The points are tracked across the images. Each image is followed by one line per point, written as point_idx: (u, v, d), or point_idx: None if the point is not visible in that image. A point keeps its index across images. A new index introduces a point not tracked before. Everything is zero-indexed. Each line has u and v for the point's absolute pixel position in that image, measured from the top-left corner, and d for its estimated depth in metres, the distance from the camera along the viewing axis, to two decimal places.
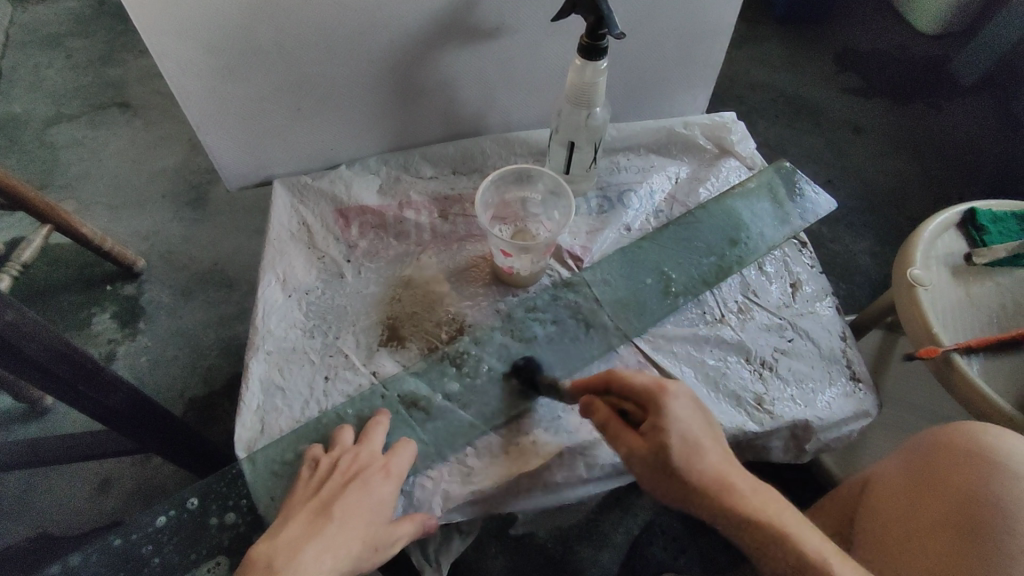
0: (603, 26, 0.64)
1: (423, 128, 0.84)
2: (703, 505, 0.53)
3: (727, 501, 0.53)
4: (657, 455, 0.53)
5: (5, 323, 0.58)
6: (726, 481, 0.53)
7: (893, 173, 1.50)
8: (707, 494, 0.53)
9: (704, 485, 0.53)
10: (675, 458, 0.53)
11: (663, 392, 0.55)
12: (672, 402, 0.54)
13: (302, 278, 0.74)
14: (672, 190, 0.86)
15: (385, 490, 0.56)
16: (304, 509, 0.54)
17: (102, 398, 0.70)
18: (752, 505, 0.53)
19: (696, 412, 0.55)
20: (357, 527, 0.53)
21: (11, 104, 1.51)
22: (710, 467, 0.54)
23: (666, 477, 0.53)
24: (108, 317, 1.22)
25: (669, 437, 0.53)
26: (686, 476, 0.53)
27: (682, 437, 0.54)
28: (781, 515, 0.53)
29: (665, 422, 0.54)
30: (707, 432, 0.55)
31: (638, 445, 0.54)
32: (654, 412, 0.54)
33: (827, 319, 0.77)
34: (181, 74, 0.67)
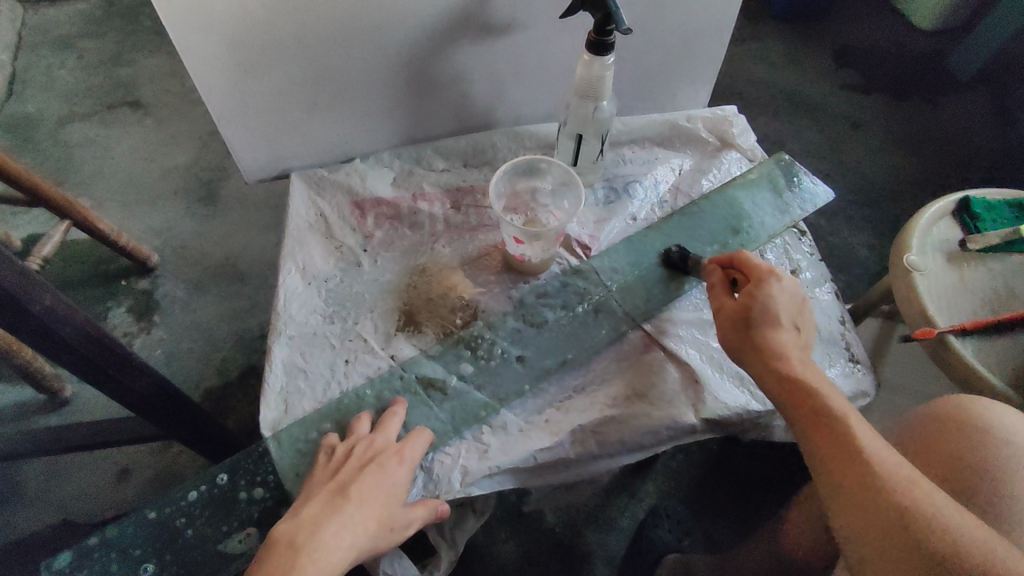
0: (611, 21, 0.67)
1: (436, 121, 0.87)
2: (757, 359, 0.58)
3: (780, 363, 0.57)
4: (741, 313, 0.60)
5: (44, 307, 0.61)
6: (787, 352, 0.58)
7: (891, 167, 1.53)
8: (764, 353, 0.58)
9: (768, 346, 0.58)
10: (753, 316, 0.59)
11: (772, 271, 0.62)
12: (776, 278, 0.61)
13: (321, 266, 0.76)
14: (676, 181, 0.89)
15: (399, 475, 0.58)
16: (323, 489, 0.56)
17: (129, 382, 0.73)
18: (799, 369, 0.56)
19: (794, 296, 0.61)
20: (374, 507, 0.55)
21: (25, 105, 1.54)
22: (781, 338, 0.58)
23: (739, 328, 0.60)
24: (123, 311, 1.25)
25: (756, 301, 0.60)
26: (755, 331, 0.59)
27: (768, 304, 0.60)
28: (831, 388, 0.56)
29: (760, 289, 0.60)
30: (793, 315, 0.60)
31: (728, 303, 0.62)
32: (756, 283, 0.61)
33: (826, 304, 0.80)
34: (204, 69, 0.70)
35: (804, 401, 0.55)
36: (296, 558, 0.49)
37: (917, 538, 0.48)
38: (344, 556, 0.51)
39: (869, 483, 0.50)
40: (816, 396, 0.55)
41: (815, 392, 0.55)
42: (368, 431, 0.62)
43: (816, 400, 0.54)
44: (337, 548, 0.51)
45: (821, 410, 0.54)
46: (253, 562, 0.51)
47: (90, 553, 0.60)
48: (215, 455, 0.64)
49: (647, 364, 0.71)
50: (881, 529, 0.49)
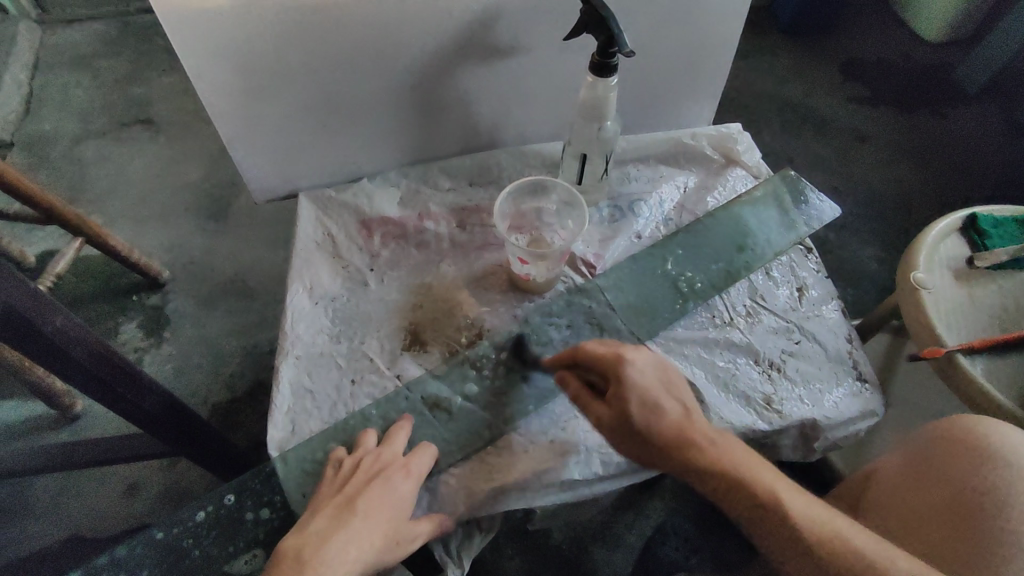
0: (614, 44, 0.68)
1: (442, 141, 0.88)
2: (669, 462, 0.58)
3: (696, 456, 0.56)
4: (622, 421, 0.59)
5: (55, 329, 0.62)
6: (693, 437, 0.57)
7: (898, 180, 1.52)
8: (673, 452, 0.57)
9: (672, 440, 0.58)
10: (641, 421, 0.58)
11: (620, 361, 0.61)
12: (630, 368, 0.60)
13: (328, 286, 0.77)
14: (681, 199, 0.89)
15: (404, 490, 0.59)
16: (330, 504, 0.57)
17: (139, 401, 0.74)
18: (713, 455, 0.56)
19: (655, 375, 0.61)
20: (379, 522, 0.56)
21: (41, 123, 1.57)
22: (672, 419, 0.59)
23: (628, 431, 0.59)
24: (134, 326, 1.26)
25: (630, 400, 0.59)
26: (648, 434, 0.58)
27: (642, 398, 0.59)
28: (748, 462, 0.56)
29: (624, 387, 0.59)
30: (664, 394, 0.60)
31: (605, 414, 0.60)
32: (614, 386, 0.60)
33: (832, 322, 0.80)
34: (216, 95, 0.72)
35: (730, 487, 0.55)
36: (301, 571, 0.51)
37: None
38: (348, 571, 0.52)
39: (817, 561, 0.51)
40: (734, 483, 0.55)
41: (738, 479, 0.55)
42: (375, 445, 0.63)
43: (745, 487, 0.54)
44: (344, 563, 0.52)
45: (747, 498, 0.54)
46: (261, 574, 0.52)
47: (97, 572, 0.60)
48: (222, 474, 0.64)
49: None
50: None
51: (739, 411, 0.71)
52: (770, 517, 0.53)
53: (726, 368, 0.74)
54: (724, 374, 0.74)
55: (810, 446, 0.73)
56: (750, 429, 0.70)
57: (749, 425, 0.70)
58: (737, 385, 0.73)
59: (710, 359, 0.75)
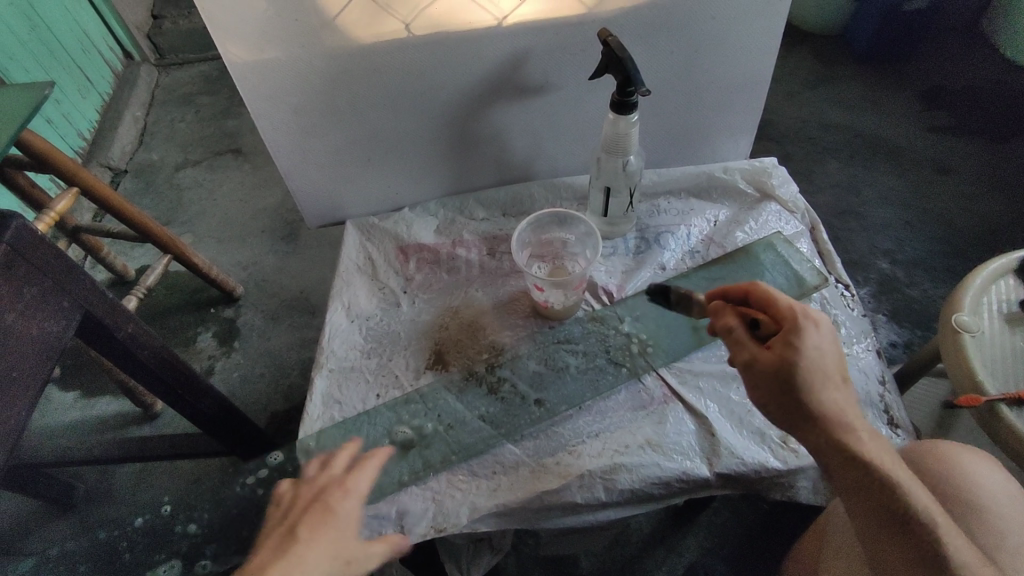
0: (631, 83, 0.71)
1: (479, 174, 0.94)
2: (819, 429, 0.52)
3: (851, 439, 0.51)
4: (783, 375, 0.52)
5: (126, 334, 0.71)
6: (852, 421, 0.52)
7: (978, 214, 1.43)
8: (827, 425, 0.52)
9: (830, 415, 0.52)
10: (805, 382, 0.52)
11: (807, 318, 0.54)
12: (813, 327, 0.53)
13: (364, 306, 0.84)
14: (710, 232, 0.89)
15: (349, 506, 0.51)
16: (270, 536, 0.49)
17: (196, 402, 0.82)
18: (867, 447, 0.51)
19: (833, 344, 0.54)
20: (329, 542, 0.48)
21: (150, 153, 1.78)
22: (837, 395, 0.53)
23: (780, 385, 0.53)
24: (210, 336, 1.39)
25: (805, 359, 0.52)
26: (809, 396, 0.52)
27: (817, 363, 0.52)
28: (896, 465, 0.51)
29: (803, 345, 0.53)
30: (840, 368, 0.54)
31: (764, 358, 0.54)
32: (786, 337, 0.53)
33: (863, 362, 0.77)
34: (274, 132, 0.81)
35: (875, 483, 0.51)
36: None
37: None
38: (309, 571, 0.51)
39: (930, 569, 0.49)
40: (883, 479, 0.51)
41: (888, 479, 0.50)
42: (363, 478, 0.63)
43: (890, 487, 0.50)
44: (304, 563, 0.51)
45: (885, 496, 0.50)
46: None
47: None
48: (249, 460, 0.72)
49: (664, 414, 0.72)
50: None
51: (752, 448, 0.69)
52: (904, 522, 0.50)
53: (741, 403, 0.72)
54: (739, 409, 0.72)
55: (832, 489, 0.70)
56: (763, 466, 0.67)
57: (762, 461, 0.68)
58: (753, 421, 0.71)
59: (725, 393, 0.73)
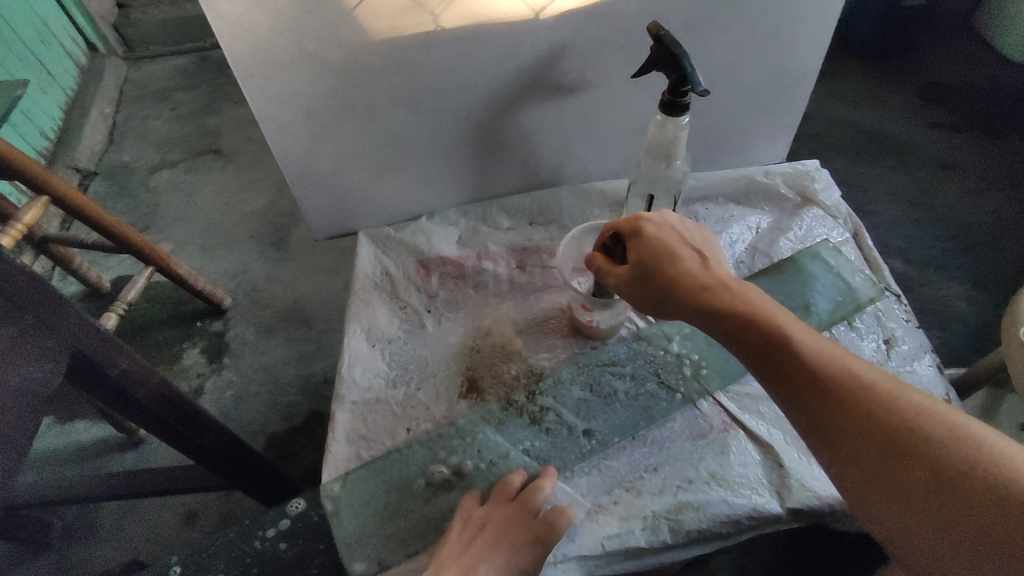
0: (686, 83, 0.64)
1: (503, 179, 0.87)
2: (683, 303, 0.53)
3: (708, 296, 0.52)
4: (634, 271, 0.57)
5: (121, 371, 0.62)
6: (706, 282, 0.53)
7: (989, 212, 1.40)
8: (685, 293, 0.53)
9: (684, 284, 0.53)
10: (650, 267, 0.55)
11: (639, 217, 0.59)
12: (647, 222, 0.58)
13: (386, 328, 0.76)
14: (753, 240, 0.84)
15: (533, 560, 0.57)
16: (456, 562, 0.56)
17: (198, 439, 0.74)
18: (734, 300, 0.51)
19: (677, 231, 0.58)
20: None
21: (122, 153, 1.65)
22: (686, 266, 0.54)
23: (646, 286, 0.56)
24: (198, 351, 1.29)
25: (644, 249, 0.56)
26: (657, 279, 0.55)
27: (656, 247, 0.56)
28: (772, 308, 0.50)
29: (642, 238, 0.57)
30: (686, 247, 0.56)
31: (618, 270, 0.58)
32: (631, 237, 0.58)
33: (928, 379, 0.72)
34: (281, 136, 0.73)
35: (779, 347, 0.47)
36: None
37: (901, 437, 0.41)
38: None
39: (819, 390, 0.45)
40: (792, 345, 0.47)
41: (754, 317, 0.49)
42: (511, 495, 0.62)
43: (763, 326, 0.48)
44: None
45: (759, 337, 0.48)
46: None
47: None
48: (265, 510, 0.64)
49: (726, 443, 0.66)
50: (856, 437, 0.42)
51: (824, 479, 0.63)
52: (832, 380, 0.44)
53: None
54: None
55: None
56: (838, 499, 0.62)
57: (837, 493, 0.62)
58: None
59: (788, 419, 0.68)
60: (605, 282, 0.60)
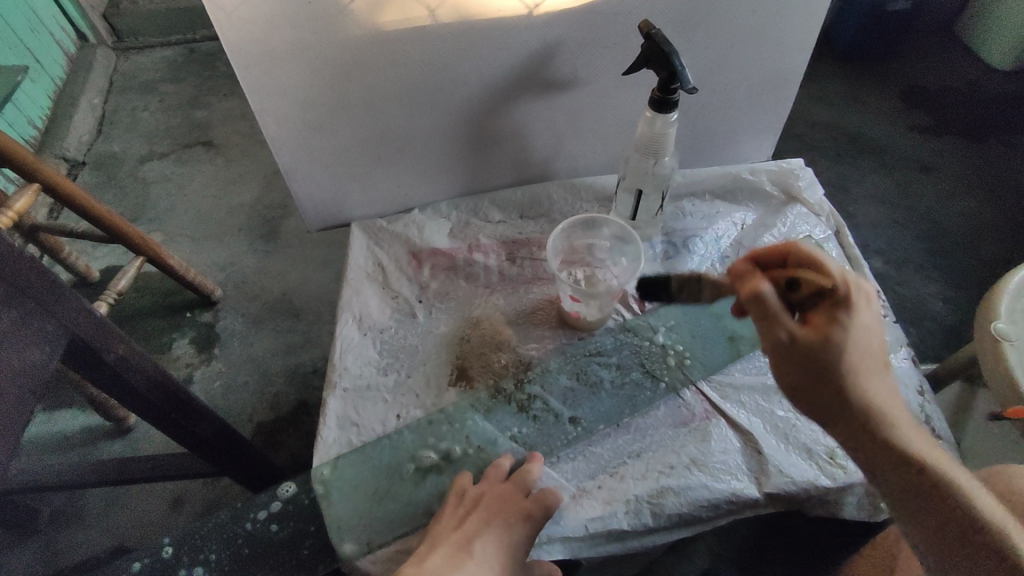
0: (676, 81, 0.66)
1: (494, 173, 0.88)
2: (848, 407, 0.50)
3: (880, 420, 0.50)
4: (821, 355, 0.50)
5: (117, 357, 0.63)
6: (881, 401, 0.51)
7: (966, 214, 1.44)
8: (861, 407, 0.50)
9: (863, 396, 0.50)
10: (841, 366, 0.50)
11: (851, 297, 0.52)
12: (859, 311, 0.51)
13: (377, 317, 0.78)
14: (738, 235, 0.86)
15: (524, 536, 0.57)
16: (450, 539, 0.57)
17: (190, 425, 0.74)
18: (902, 429, 0.50)
19: (874, 326, 0.52)
20: (496, 566, 0.55)
21: (111, 144, 1.65)
22: (869, 380, 0.51)
23: (820, 374, 0.50)
24: (186, 342, 1.30)
25: (844, 336, 0.50)
26: (843, 377, 0.50)
27: (858, 346, 0.50)
28: (928, 445, 0.50)
29: (846, 326, 0.50)
30: (878, 350, 0.52)
31: (802, 334, 0.50)
32: (833, 316, 0.51)
33: (903, 372, 0.74)
34: (277, 127, 0.74)
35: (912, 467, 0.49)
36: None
37: None
38: None
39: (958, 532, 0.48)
40: (920, 467, 0.49)
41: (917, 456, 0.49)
42: (501, 478, 0.63)
43: (927, 467, 0.49)
44: None
45: (914, 471, 0.49)
46: None
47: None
48: (257, 494, 0.65)
49: (707, 431, 0.68)
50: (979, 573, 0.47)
51: (800, 466, 0.66)
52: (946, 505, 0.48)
53: (785, 418, 0.69)
54: (783, 425, 0.69)
55: (877, 506, 0.67)
56: (813, 485, 0.64)
57: (812, 479, 0.64)
58: (798, 437, 0.68)
59: (768, 408, 0.70)
60: (766, 334, 0.52)
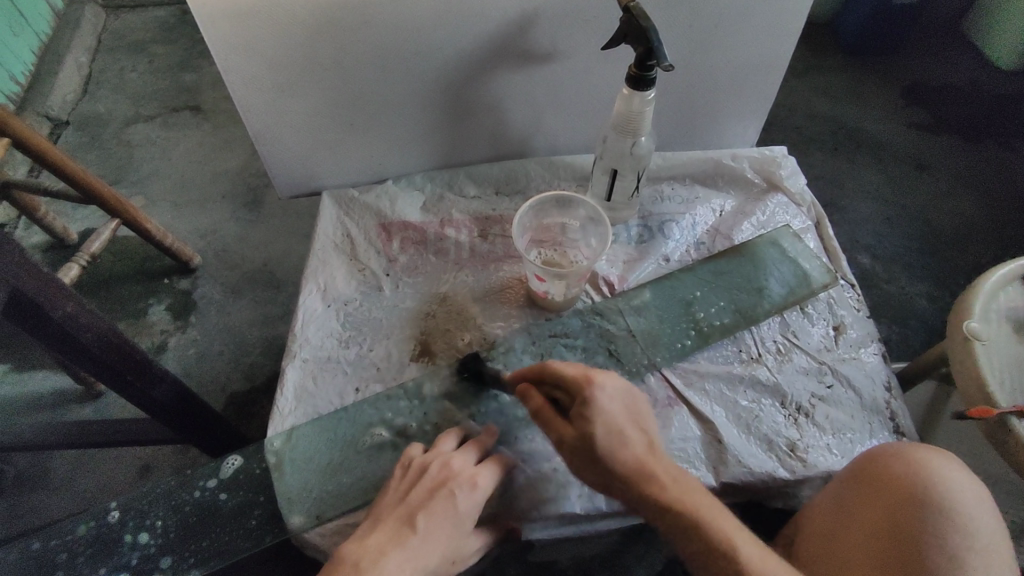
0: (652, 57, 0.64)
1: (470, 148, 0.86)
2: (626, 485, 0.54)
3: (654, 487, 0.53)
4: (584, 446, 0.55)
5: (65, 315, 0.62)
6: (653, 469, 0.55)
7: (958, 214, 1.42)
8: (630, 480, 0.54)
9: (629, 475, 0.54)
10: (598, 448, 0.55)
11: (590, 382, 0.57)
12: (599, 391, 0.57)
13: (342, 288, 0.76)
14: (715, 222, 0.85)
15: (470, 506, 0.56)
16: (392, 515, 0.55)
17: (148, 389, 0.73)
18: (672, 495, 0.53)
19: (622, 402, 0.57)
20: (441, 539, 0.54)
21: (96, 104, 1.61)
22: (635, 454, 0.55)
23: (593, 463, 0.55)
24: (163, 308, 1.28)
25: (594, 426, 0.55)
26: (607, 460, 0.55)
27: (608, 429, 0.55)
28: (704, 507, 0.53)
29: (590, 413, 0.56)
30: (631, 424, 0.57)
31: (567, 433, 0.56)
32: (583, 403, 0.56)
33: (871, 367, 0.73)
34: (244, 87, 0.71)
35: (681, 531, 0.52)
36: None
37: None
38: None
39: None
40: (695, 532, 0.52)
41: (694, 524, 0.52)
42: (451, 449, 0.60)
43: (705, 533, 0.51)
44: None
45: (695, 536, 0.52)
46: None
47: (74, 561, 0.60)
48: (205, 462, 0.64)
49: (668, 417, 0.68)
50: None
51: (759, 456, 0.66)
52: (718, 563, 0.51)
53: (748, 408, 0.69)
54: (745, 415, 0.69)
55: None
56: (770, 475, 0.64)
57: (769, 470, 0.65)
58: (759, 428, 0.68)
59: (731, 397, 0.70)
60: (549, 436, 0.58)
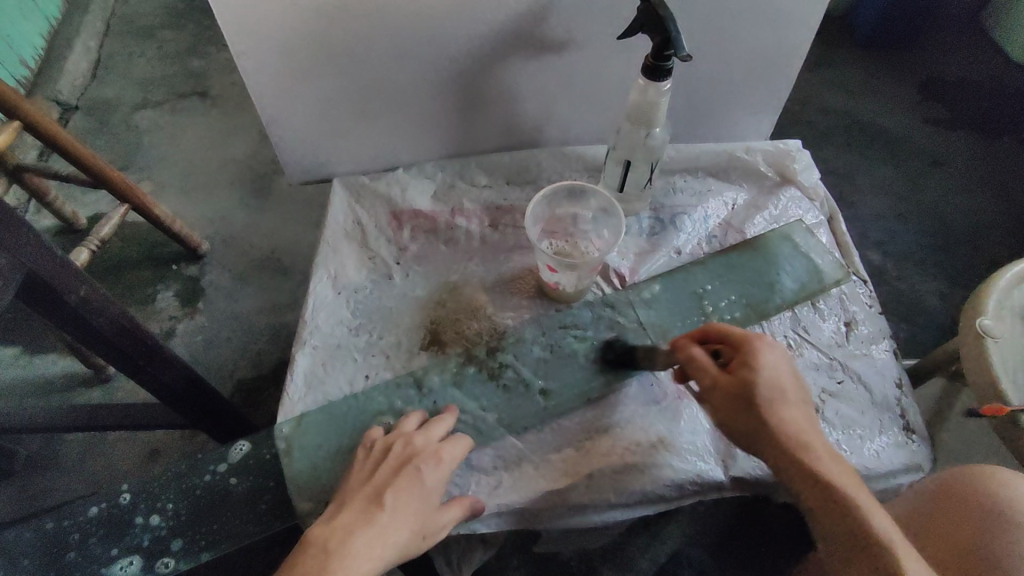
0: (670, 47, 0.63)
1: (482, 137, 0.86)
2: (781, 450, 0.54)
3: (814, 459, 0.54)
4: (743, 396, 0.56)
5: (79, 298, 0.62)
6: (811, 441, 0.55)
7: (971, 211, 1.40)
8: (787, 446, 0.54)
9: (790, 440, 0.54)
10: (758, 402, 0.55)
11: (758, 340, 0.58)
12: (766, 350, 0.57)
13: (353, 276, 0.76)
14: (727, 216, 0.84)
15: (436, 480, 0.55)
16: (360, 492, 0.54)
17: (158, 374, 0.73)
18: (833, 469, 0.53)
19: (786, 367, 0.57)
20: (409, 514, 0.53)
21: (105, 89, 1.61)
22: (794, 419, 0.55)
23: (749, 418, 0.55)
24: (171, 294, 1.28)
25: (758, 380, 0.56)
26: (768, 418, 0.55)
27: (771, 389, 0.56)
28: (855, 485, 0.53)
29: (755, 368, 0.56)
30: (794, 390, 0.57)
31: (723, 380, 0.57)
32: (745, 359, 0.57)
33: (882, 363, 0.73)
34: (257, 73, 0.71)
35: (830, 503, 0.52)
36: (326, 566, 0.48)
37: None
38: (372, 567, 0.49)
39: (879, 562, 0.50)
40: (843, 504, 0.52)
41: (847, 498, 0.52)
42: (413, 430, 0.60)
43: (854, 508, 0.51)
44: (365, 561, 0.49)
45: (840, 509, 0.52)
46: (285, 565, 0.50)
47: (86, 542, 0.60)
48: (216, 446, 0.65)
49: (678, 410, 0.68)
50: None
51: None
52: (861, 542, 0.51)
53: None
54: None
55: None
56: None
57: None
58: None
59: None
60: (698, 380, 0.58)
